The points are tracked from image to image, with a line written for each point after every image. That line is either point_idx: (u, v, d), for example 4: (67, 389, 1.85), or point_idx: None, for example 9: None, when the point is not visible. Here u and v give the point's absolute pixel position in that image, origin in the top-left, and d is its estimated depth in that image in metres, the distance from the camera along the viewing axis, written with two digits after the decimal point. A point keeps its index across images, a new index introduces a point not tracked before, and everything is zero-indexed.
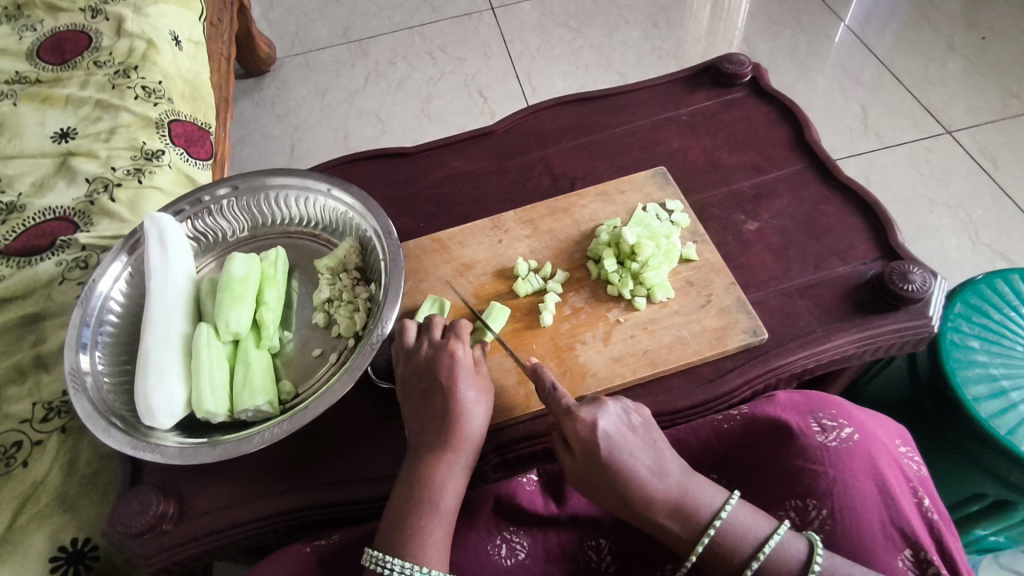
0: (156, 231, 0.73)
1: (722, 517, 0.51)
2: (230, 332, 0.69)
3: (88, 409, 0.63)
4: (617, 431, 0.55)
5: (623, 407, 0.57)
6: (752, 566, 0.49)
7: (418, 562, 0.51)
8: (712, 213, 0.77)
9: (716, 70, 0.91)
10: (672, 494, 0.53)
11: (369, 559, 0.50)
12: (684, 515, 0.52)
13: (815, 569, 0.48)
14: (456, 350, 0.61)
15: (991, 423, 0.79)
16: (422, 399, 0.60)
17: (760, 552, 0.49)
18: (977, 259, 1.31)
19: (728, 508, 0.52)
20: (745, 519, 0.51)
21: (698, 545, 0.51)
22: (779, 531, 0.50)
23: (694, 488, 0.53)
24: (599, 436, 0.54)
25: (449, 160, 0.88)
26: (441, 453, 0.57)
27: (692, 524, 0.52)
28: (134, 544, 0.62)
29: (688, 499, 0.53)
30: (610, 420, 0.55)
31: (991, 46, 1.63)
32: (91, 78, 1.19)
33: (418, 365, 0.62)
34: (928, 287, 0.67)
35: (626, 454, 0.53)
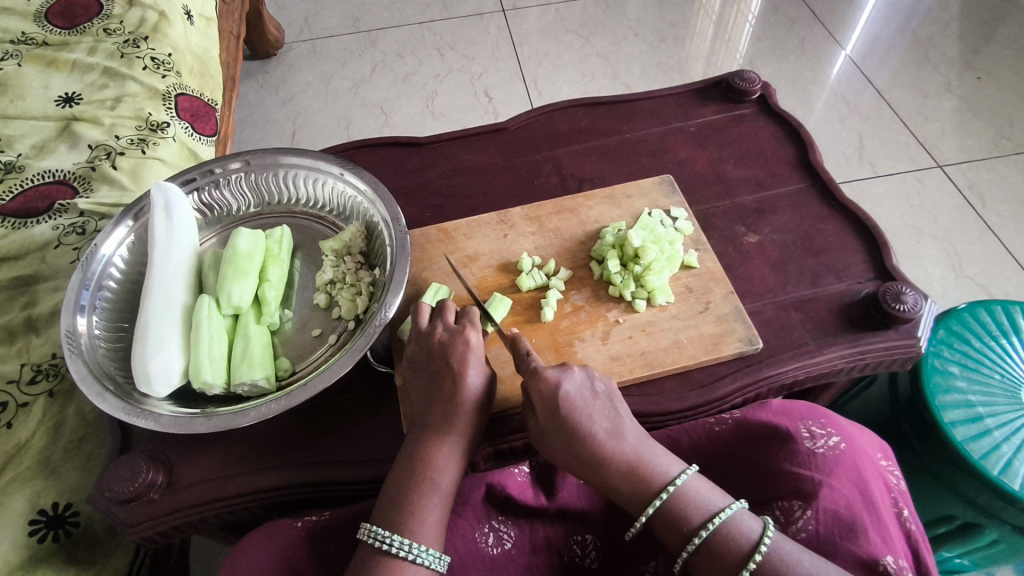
0: (162, 200, 0.73)
1: (676, 484, 0.52)
2: (231, 306, 0.69)
3: (82, 372, 0.63)
4: (579, 393, 0.57)
5: (588, 374, 0.59)
6: (698, 537, 0.50)
7: (415, 538, 0.52)
8: (714, 223, 0.79)
9: (726, 86, 0.93)
10: (629, 456, 0.54)
11: (367, 532, 0.51)
12: (638, 477, 0.54)
13: (761, 549, 0.48)
14: (470, 336, 0.61)
15: (966, 447, 0.82)
16: (429, 381, 0.61)
17: (706, 523, 0.50)
18: (959, 290, 1.35)
19: (683, 477, 0.53)
20: (700, 490, 0.52)
21: (648, 507, 0.52)
22: (730, 506, 0.51)
23: (653, 454, 0.55)
24: (560, 394, 0.56)
25: (459, 153, 0.89)
26: (439, 434, 0.58)
27: (643, 487, 0.53)
28: (120, 511, 0.61)
29: (645, 463, 0.54)
30: (572, 381, 0.57)
31: (985, 87, 1.68)
32: (99, 44, 1.18)
33: (431, 348, 0.62)
34: (919, 308, 0.69)
35: (584, 414, 0.56)
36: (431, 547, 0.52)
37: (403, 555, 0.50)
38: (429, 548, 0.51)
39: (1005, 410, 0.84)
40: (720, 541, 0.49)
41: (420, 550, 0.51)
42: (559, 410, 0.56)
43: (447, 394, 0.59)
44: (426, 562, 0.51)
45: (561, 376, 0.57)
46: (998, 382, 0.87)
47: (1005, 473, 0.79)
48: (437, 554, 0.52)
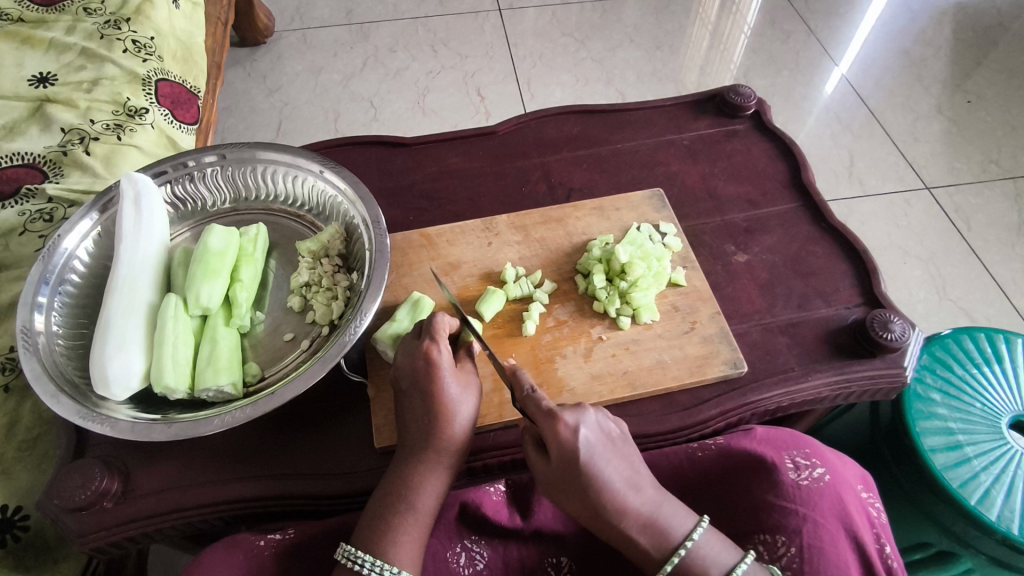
0: (131, 192, 0.70)
1: (692, 541, 0.49)
2: (200, 306, 0.66)
3: (36, 371, 0.60)
4: (597, 439, 0.51)
5: (603, 416, 0.54)
6: (666, 567, 0.48)
7: (388, 560, 0.50)
8: (703, 240, 0.78)
9: (721, 100, 0.91)
10: (645, 508, 0.50)
11: (342, 553, 0.50)
12: (655, 531, 0.49)
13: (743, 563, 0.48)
14: (432, 354, 0.58)
15: (945, 475, 0.81)
16: (409, 397, 0.59)
17: (677, 552, 0.48)
18: (941, 313, 1.35)
19: (699, 533, 0.49)
20: (714, 544, 0.49)
21: (667, 564, 0.48)
22: (698, 529, 0.49)
23: (669, 508, 0.50)
24: (578, 442, 0.51)
25: (446, 156, 0.87)
26: (422, 454, 0.56)
27: (661, 543, 0.49)
28: (70, 519, 0.58)
29: (661, 517, 0.50)
30: (590, 427, 0.52)
31: (975, 111, 1.68)
32: (79, 24, 1.14)
33: (403, 362, 0.60)
34: (906, 337, 0.67)
35: (603, 463, 0.50)
36: (405, 571, 0.50)
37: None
38: (402, 572, 0.49)
39: (985, 439, 0.84)
40: (688, 568, 0.48)
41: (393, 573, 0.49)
42: (576, 460, 0.50)
43: (428, 409, 0.57)
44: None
45: (578, 421, 0.51)
46: (980, 411, 0.87)
47: (983, 503, 0.79)
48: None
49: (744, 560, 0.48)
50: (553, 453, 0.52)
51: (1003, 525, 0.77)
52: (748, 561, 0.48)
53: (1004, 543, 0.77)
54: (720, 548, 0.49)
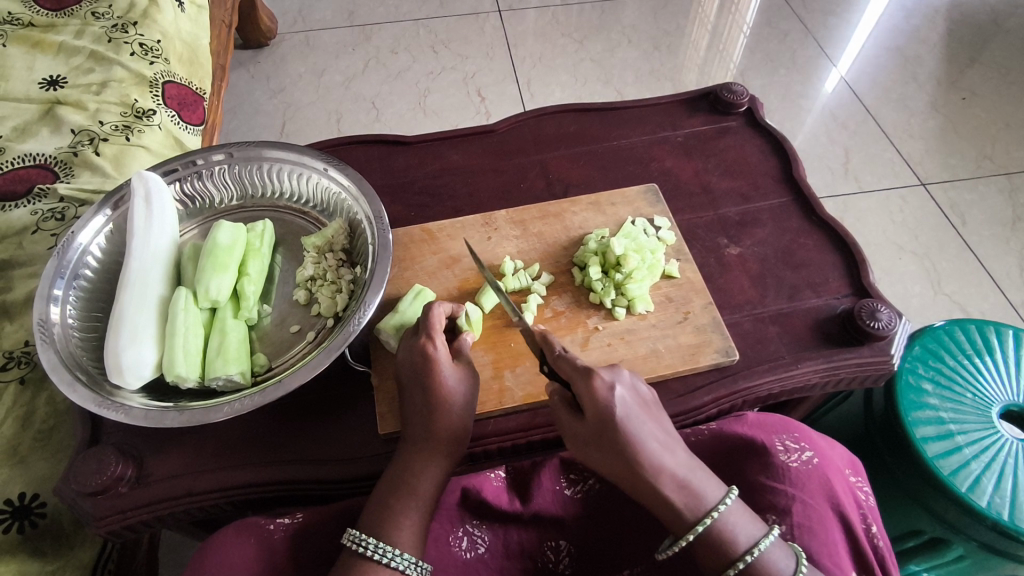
0: (143, 189, 0.72)
1: (721, 510, 0.50)
2: (209, 300, 0.69)
3: (53, 361, 0.62)
4: (631, 401, 0.53)
5: (634, 380, 0.56)
6: (696, 530, 0.50)
7: (391, 542, 0.52)
8: (697, 234, 0.80)
9: (714, 97, 0.93)
10: (680, 470, 0.51)
11: (348, 537, 0.52)
12: (689, 492, 0.51)
13: (765, 541, 0.50)
14: (429, 349, 0.61)
15: (936, 463, 0.83)
16: (410, 389, 0.61)
17: (710, 514, 0.50)
18: (936, 307, 1.37)
19: (728, 503, 0.51)
20: (740, 512, 0.51)
21: (697, 526, 0.50)
22: (727, 498, 0.51)
23: (700, 474, 0.52)
24: (614, 402, 0.52)
25: (446, 153, 0.89)
26: (423, 442, 0.58)
27: (695, 505, 0.51)
28: (86, 504, 0.60)
29: (693, 480, 0.51)
30: (623, 388, 0.54)
31: (970, 108, 1.70)
32: (87, 28, 1.16)
33: (403, 356, 0.62)
34: (893, 326, 0.70)
35: (639, 424, 0.52)
36: (406, 552, 0.52)
37: (378, 559, 0.51)
38: (405, 553, 0.51)
39: (976, 428, 0.86)
40: (716, 534, 0.50)
41: (396, 555, 0.51)
42: (614, 420, 0.52)
43: (428, 400, 0.59)
44: (401, 567, 0.51)
45: (613, 382, 0.53)
46: (970, 401, 0.88)
47: (973, 490, 0.81)
48: (412, 560, 0.51)
49: (769, 534, 0.50)
50: (589, 415, 0.53)
51: (993, 511, 0.79)
52: (773, 536, 0.50)
53: (994, 529, 0.79)
54: (746, 519, 0.51)
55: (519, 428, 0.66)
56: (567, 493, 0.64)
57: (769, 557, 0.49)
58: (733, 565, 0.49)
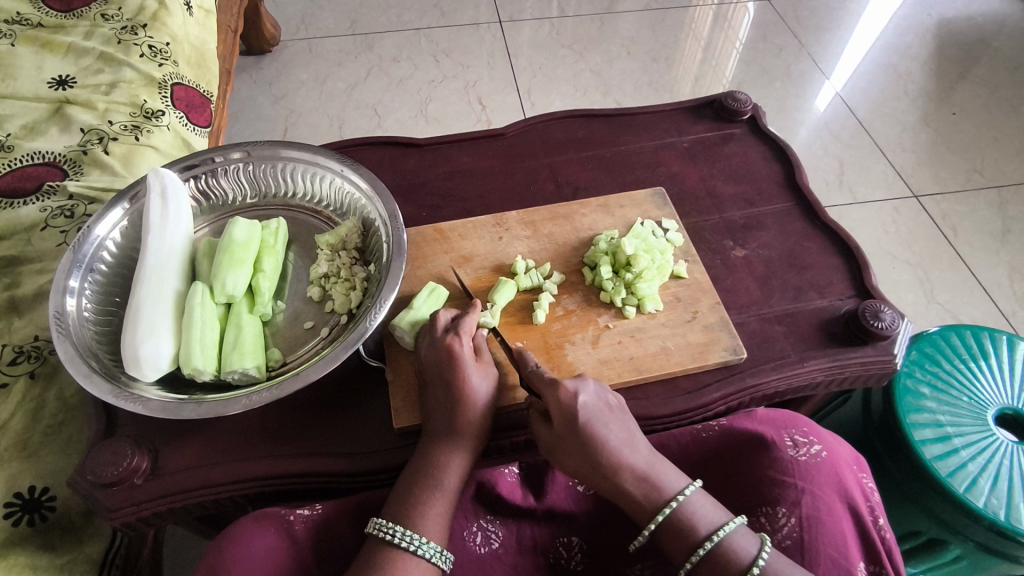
0: (160, 185, 0.73)
1: (680, 498, 0.53)
2: (225, 294, 0.69)
3: (70, 352, 0.62)
4: (596, 404, 0.57)
5: (602, 386, 0.60)
6: (656, 519, 0.53)
7: (417, 530, 0.53)
8: (704, 237, 0.81)
9: (719, 105, 0.96)
10: (640, 465, 0.55)
11: (374, 524, 0.52)
12: (649, 485, 0.54)
13: (725, 526, 0.51)
14: (454, 346, 0.62)
15: (934, 464, 0.85)
16: (432, 387, 0.62)
17: (672, 500, 0.53)
18: (929, 315, 1.40)
19: (687, 492, 0.53)
20: (703, 503, 0.53)
21: (657, 516, 0.53)
22: (689, 488, 0.54)
23: (661, 469, 0.55)
24: (578, 406, 0.57)
25: (456, 156, 0.90)
26: (445, 439, 0.59)
27: (654, 496, 0.54)
28: (101, 495, 0.60)
29: (653, 475, 0.55)
30: (589, 393, 0.58)
31: (959, 123, 1.75)
32: (96, 29, 1.17)
33: (427, 353, 0.64)
34: (896, 326, 0.71)
35: (601, 425, 0.56)
36: (432, 541, 0.53)
37: (405, 546, 0.51)
38: (430, 541, 0.52)
39: (973, 430, 0.87)
40: (677, 522, 0.52)
41: (422, 542, 0.52)
42: (574, 418, 0.56)
43: (451, 398, 0.60)
44: (427, 554, 0.52)
45: (578, 388, 0.58)
46: (966, 403, 0.90)
47: (971, 491, 0.82)
48: (439, 549, 0.52)
49: (732, 521, 0.52)
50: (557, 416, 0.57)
51: (990, 511, 0.81)
52: (736, 522, 0.51)
53: (991, 528, 0.80)
54: (709, 508, 0.53)
55: (531, 423, 0.67)
56: (579, 490, 0.65)
57: (731, 543, 0.50)
58: (695, 551, 0.51)
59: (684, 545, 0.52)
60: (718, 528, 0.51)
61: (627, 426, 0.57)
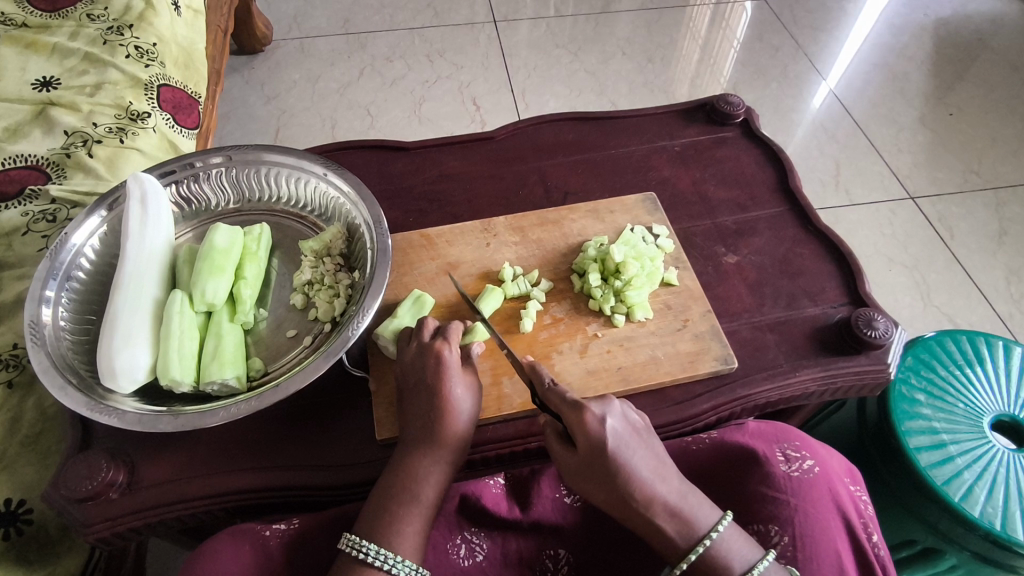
0: (138, 191, 0.72)
1: (714, 535, 0.50)
2: (205, 302, 0.68)
3: (44, 363, 0.61)
4: (624, 429, 0.53)
5: (627, 408, 0.56)
6: (690, 557, 0.49)
7: (391, 549, 0.51)
8: (695, 242, 0.80)
9: (711, 108, 0.94)
10: (672, 497, 0.51)
11: (347, 542, 0.51)
12: (681, 520, 0.50)
13: (762, 563, 0.49)
14: (443, 353, 0.60)
15: (929, 472, 0.83)
16: (413, 396, 0.60)
17: (706, 537, 0.49)
18: (925, 318, 1.39)
19: (721, 527, 0.50)
20: (734, 540, 0.50)
21: (691, 553, 0.50)
22: (722, 522, 0.51)
23: (693, 501, 0.51)
24: (606, 432, 0.52)
25: (445, 160, 0.89)
26: (424, 450, 0.57)
27: (688, 532, 0.50)
28: (76, 510, 0.59)
29: (686, 508, 0.51)
30: (617, 417, 0.53)
31: (956, 124, 1.73)
32: (82, 30, 1.15)
33: (412, 360, 0.62)
34: (889, 335, 0.70)
35: (630, 452, 0.52)
36: (407, 559, 0.51)
37: (379, 565, 0.50)
38: (405, 560, 0.51)
39: (968, 438, 0.86)
40: (709, 560, 0.49)
41: (396, 561, 0.51)
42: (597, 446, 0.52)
43: (432, 407, 0.58)
44: (401, 574, 0.50)
45: (605, 411, 0.53)
46: (962, 411, 0.89)
47: (966, 500, 0.81)
48: (413, 567, 0.51)
49: (765, 558, 0.50)
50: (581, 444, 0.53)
51: (986, 520, 0.80)
52: (769, 559, 0.50)
53: (986, 538, 0.79)
54: (741, 542, 0.50)
55: (517, 435, 0.66)
56: (566, 502, 0.64)
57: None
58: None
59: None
60: (755, 565, 0.49)
61: (656, 452, 0.53)
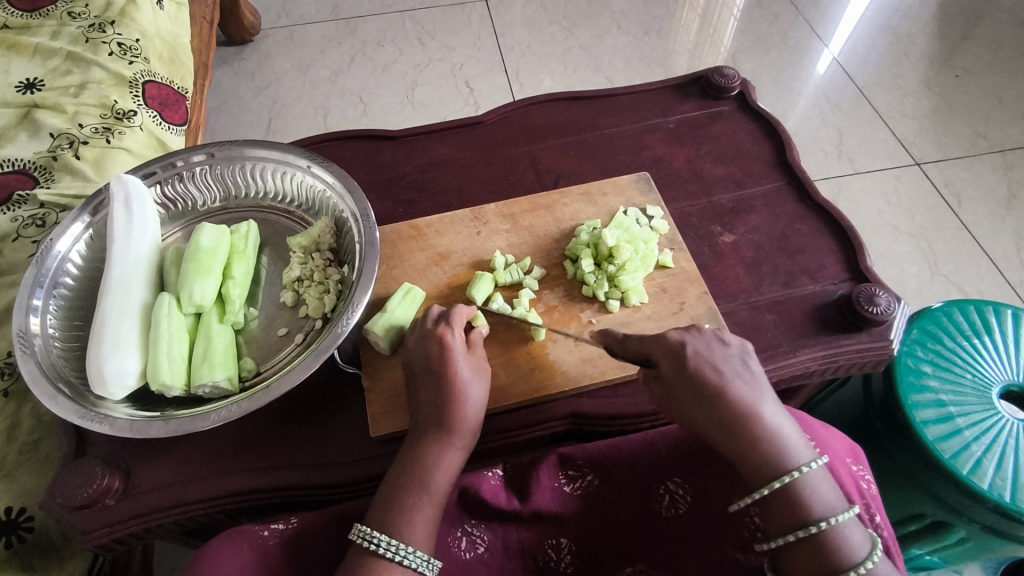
0: (122, 193, 0.71)
1: (806, 468, 0.50)
2: (193, 304, 0.67)
3: (34, 373, 0.60)
4: (714, 352, 0.56)
5: (723, 336, 0.58)
6: (774, 485, 0.49)
7: (403, 539, 0.51)
8: (690, 223, 0.78)
9: (706, 81, 0.91)
10: (769, 417, 0.52)
11: (358, 533, 0.51)
12: (776, 442, 0.51)
13: (844, 513, 0.48)
14: (445, 338, 0.60)
15: (936, 446, 0.82)
16: (423, 381, 0.60)
17: (792, 472, 0.49)
18: (933, 287, 1.36)
19: (812, 465, 0.50)
20: (821, 483, 0.50)
21: (775, 483, 0.49)
22: (814, 462, 0.50)
23: (791, 428, 0.52)
24: (692, 352, 0.55)
25: (433, 147, 0.87)
26: (436, 435, 0.57)
27: (777, 456, 0.50)
28: (74, 518, 0.59)
29: (783, 431, 0.51)
30: (706, 342, 0.56)
31: (963, 86, 1.69)
32: (63, 29, 1.14)
33: (416, 347, 0.62)
34: (891, 311, 0.68)
35: (722, 372, 0.54)
36: (420, 550, 0.52)
37: (390, 556, 0.50)
38: (416, 551, 0.51)
39: (976, 410, 0.85)
40: (795, 488, 0.49)
41: (406, 552, 0.51)
42: (684, 362, 0.55)
43: (442, 392, 0.58)
44: (413, 565, 0.51)
45: (687, 337, 0.57)
46: (969, 382, 0.88)
47: (974, 473, 0.80)
48: (425, 558, 0.51)
49: (850, 510, 0.49)
50: (668, 367, 0.56)
51: (995, 492, 0.78)
52: (853, 512, 0.49)
53: (996, 510, 0.78)
54: (826, 491, 0.50)
55: (514, 426, 0.65)
56: (566, 490, 0.63)
57: (838, 531, 0.48)
58: (792, 532, 0.49)
59: (789, 521, 0.49)
60: (837, 514, 0.48)
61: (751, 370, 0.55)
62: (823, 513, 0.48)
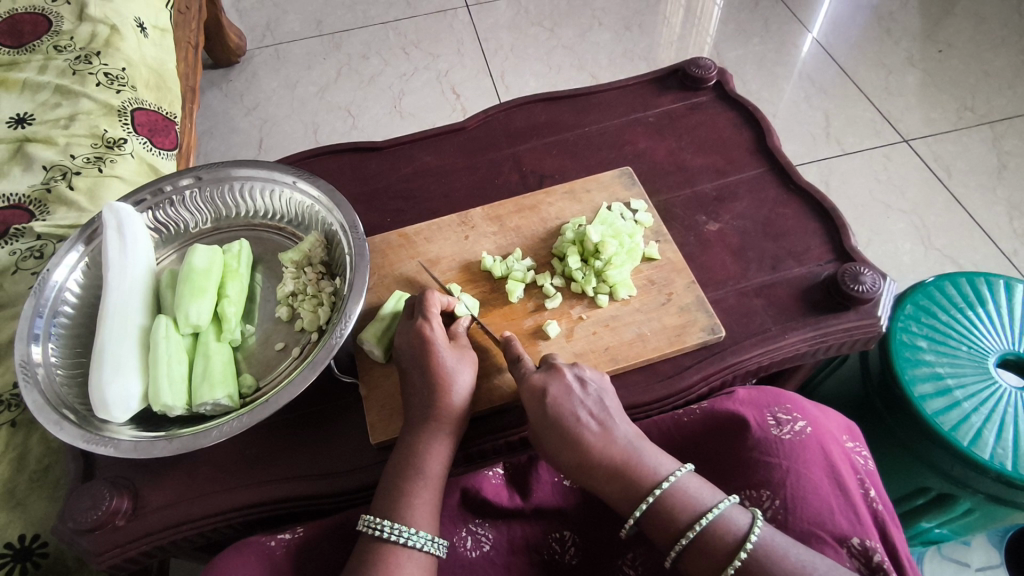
0: (114, 221, 0.71)
1: (666, 484, 0.52)
2: (190, 325, 0.68)
3: (38, 401, 0.62)
4: (569, 391, 0.58)
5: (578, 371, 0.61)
6: (639, 508, 0.52)
7: (404, 521, 0.53)
8: (674, 213, 0.79)
9: (683, 73, 0.92)
10: (623, 451, 0.55)
11: (363, 523, 0.53)
12: (633, 472, 0.54)
13: (710, 513, 0.50)
14: (426, 331, 0.63)
15: (936, 419, 0.83)
16: (409, 373, 0.63)
17: (653, 490, 0.52)
18: (928, 262, 1.37)
19: (673, 478, 0.52)
20: (688, 490, 0.52)
21: (639, 506, 0.52)
22: (674, 474, 0.53)
23: (644, 452, 0.55)
24: (549, 395, 0.58)
25: (419, 155, 0.88)
26: (424, 424, 0.59)
27: (633, 489, 0.53)
28: (84, 540, 0.60)
29: (637, 460, 0.54)
30: (561, 382, 0.59)
31: (946, 60, 1.69)
32: (50, 62, 1.15)
33: (399, 343, 0.64)
34: (877, 288, 0.69)
35: (572, 413, 0.57)
36: (423, 530, 0.53)
37: (396, 539, 0.52)
38: (420, 531, 0.53)
39: (973, 381, 0.85)
40: (662, 507, 0.52)
41: (411, 534, 0.52)
42: (548, 410, 0.57)
43: (428, 381, 0.61)
44: (417, 544, 0.52)
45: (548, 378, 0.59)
46: (965, 353, 0.88)
47: (975, 444, 0.80)
48: (428, 537, 0.53)
49: (718, 502, 0.51)
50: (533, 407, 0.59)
51: (997, 462, 0.79)
52: (721, 503, 0.51)
53: (999, 480, 0.78)
54: (699, 491, 0.52)
55: (509, 425, 0.66)
56: (564, 484, 0.64)
57: (710, 532, 0.49)
58: (680, 539, 0.50)
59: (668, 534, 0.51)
60: (704, 516, 0.50)
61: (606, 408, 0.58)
62: (691, 520, 0.50)
